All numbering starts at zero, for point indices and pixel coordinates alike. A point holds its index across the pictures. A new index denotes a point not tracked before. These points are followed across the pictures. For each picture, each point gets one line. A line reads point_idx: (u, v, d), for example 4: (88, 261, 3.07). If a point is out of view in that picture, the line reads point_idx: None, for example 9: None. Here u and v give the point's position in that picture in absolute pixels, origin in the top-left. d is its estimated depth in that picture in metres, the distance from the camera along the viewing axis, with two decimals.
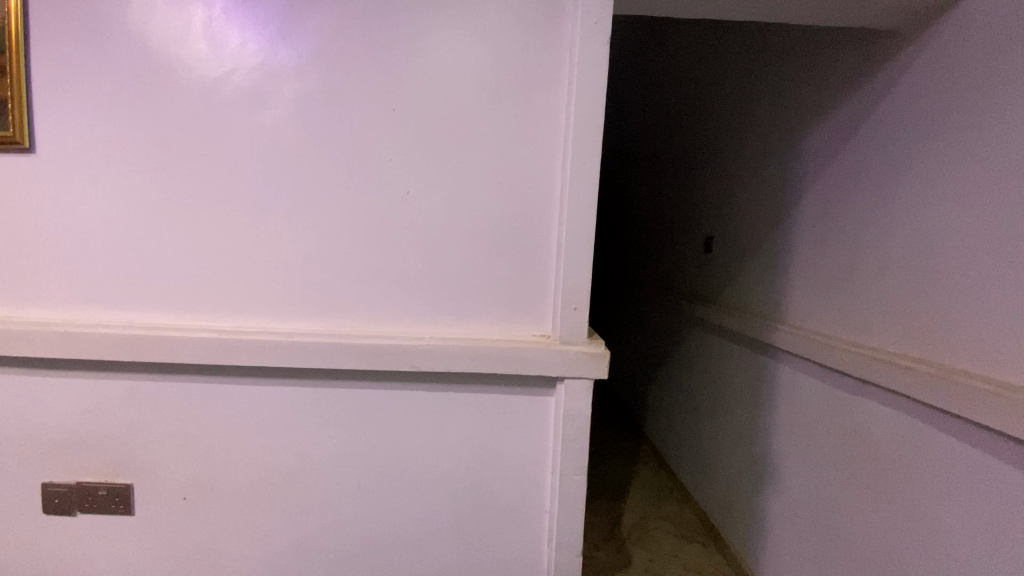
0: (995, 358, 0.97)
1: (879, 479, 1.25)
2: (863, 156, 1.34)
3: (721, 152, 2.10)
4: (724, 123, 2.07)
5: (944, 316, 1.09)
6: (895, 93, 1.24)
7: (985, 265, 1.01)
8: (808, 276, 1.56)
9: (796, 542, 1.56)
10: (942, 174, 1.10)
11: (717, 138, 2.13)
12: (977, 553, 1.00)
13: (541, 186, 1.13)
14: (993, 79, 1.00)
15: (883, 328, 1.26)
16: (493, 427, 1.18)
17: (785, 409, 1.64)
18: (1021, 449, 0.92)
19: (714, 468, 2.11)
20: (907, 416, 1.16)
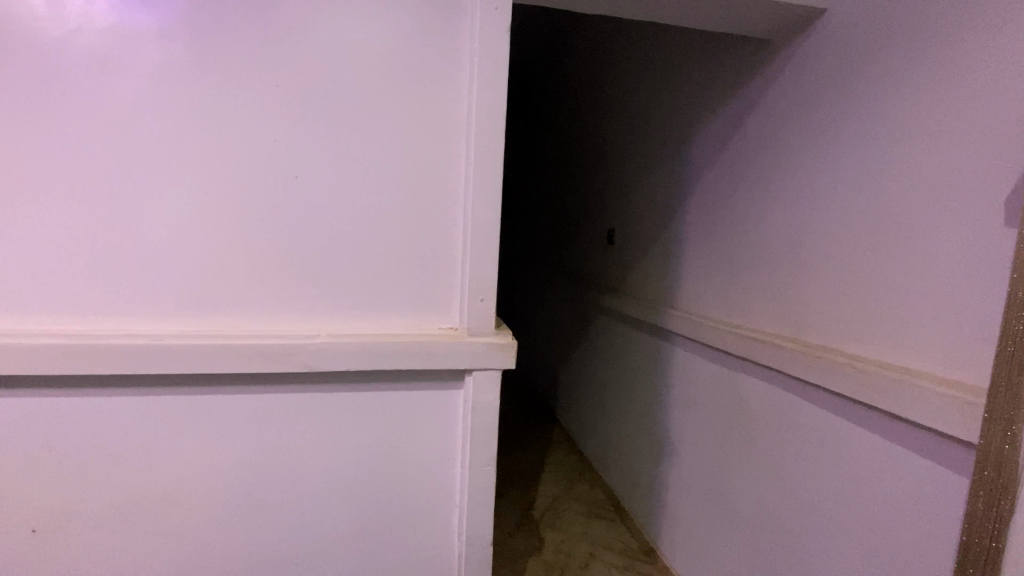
0: (854, 336, 1.10)
1: (762, 448, 1.37)
2: (744, 153, 1.46)
3: (619, 148, 2.20)
4: (620, 120, 2.17)
5: (814, 300, 1.21)
6: (771, 96, 1.36)
7: (841, 250, 1.14)
8: (699, 265, 1.68)
9: (692, 510, 1.69)
10: (809, 169, 1.23)
11: (615, 134, 2.23)
12: (837, 506, 1.13)
13: (445, 174, 1.10)
14: (854, 85, 1.11)
15: (764, 312, 1.38)
16: (399, 425, 1.14)
17: (682, 388, 1.75)
18: (872, 414, 1.05)
19: (619, 446, 2.23)
20: (779, 389, 1.30)
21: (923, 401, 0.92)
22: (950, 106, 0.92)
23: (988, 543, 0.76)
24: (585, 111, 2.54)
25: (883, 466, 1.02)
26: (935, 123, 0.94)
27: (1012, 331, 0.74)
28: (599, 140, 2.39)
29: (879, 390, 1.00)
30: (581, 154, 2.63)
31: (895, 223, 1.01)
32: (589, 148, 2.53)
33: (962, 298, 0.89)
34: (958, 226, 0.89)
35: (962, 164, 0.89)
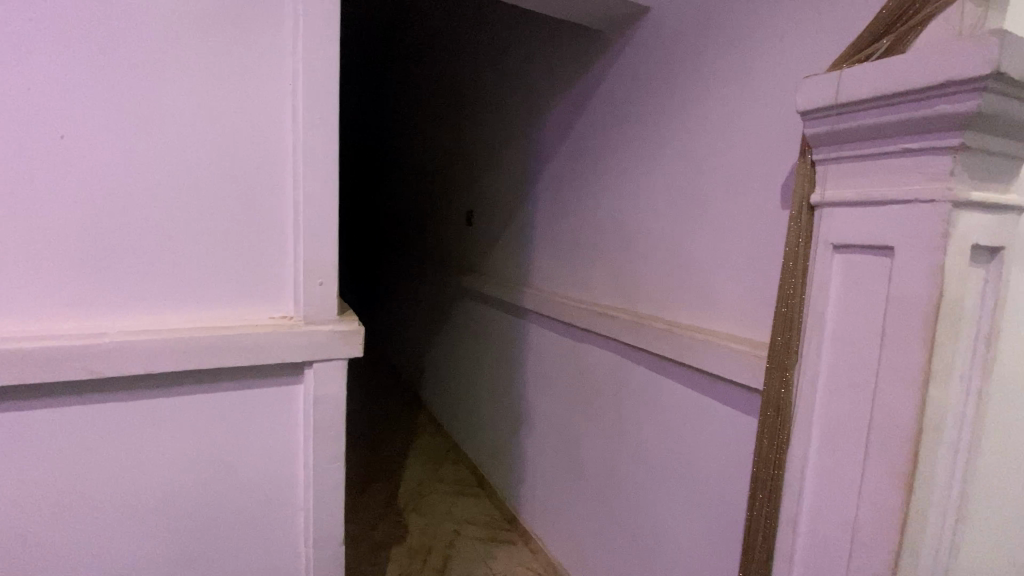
0: (673, 305, 1.23)
1: (601, 409, 1.49)
2: (585, 137, 1.54)
3: (472, 127, 2.19)
4: (472, 99, 2.16)
5: (642, 273, 1.33)
6: (607, 83, 1.44)
7: (663, 227, 1.25)
8: (548, 243, 1.75)
9: (547, 475, 1.79)
10: (639, 154, 1.33)
11: (467, 114, 2.21)
12: (663, 455, 1.27)
13: (269, 143, 0.97)
14: (670, 79, 1.23)
15: (602, 286, 1.48)
16: (225, 428, 1.01)
17: (535, 361, 1.84)
18: (687, 372, 1.19)
19: (481, 422, 2.28)
20: (617, 355, 1.41)
21: (726, 359, 1.06)
22: (744, 101, 1.05)
23: (774, 470, 0.91)
24: (437, 88, 2.47)
25: (697, 417, 1.17)
26: (735, 115, 1.07)
27: (789, 295, 0.89)
28: (452, 119, 2.35)
29: (695, 352, 1.13)
30: (434, 132, 2.56)
31: (705, 203, 1.14)
32: (442, 126, 2.47)
33: (754, 267, 1.03)
34: (751, 206, 1.04)
35: (753, 153, 1.03)
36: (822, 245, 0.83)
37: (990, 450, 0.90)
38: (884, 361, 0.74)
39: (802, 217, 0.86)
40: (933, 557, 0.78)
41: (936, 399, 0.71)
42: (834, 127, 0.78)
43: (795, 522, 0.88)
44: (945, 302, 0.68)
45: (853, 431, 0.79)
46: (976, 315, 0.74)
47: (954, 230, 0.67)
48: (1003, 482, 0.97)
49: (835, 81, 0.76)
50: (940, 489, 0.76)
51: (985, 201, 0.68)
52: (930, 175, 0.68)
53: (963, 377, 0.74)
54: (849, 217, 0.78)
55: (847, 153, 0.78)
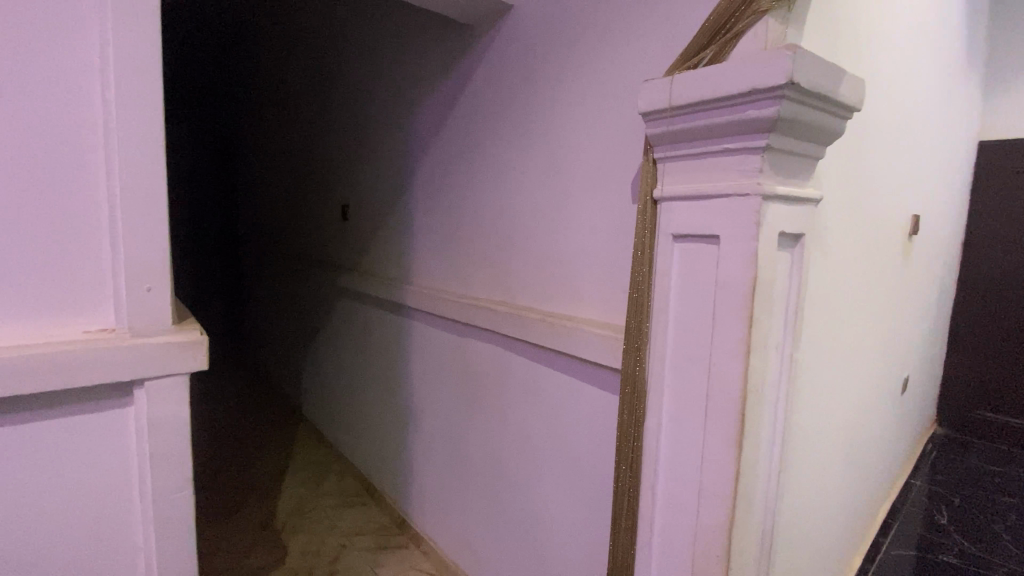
0: (544, 296, 1.27)
1: (481, 402, 1.50)
2: (457, 131, 1.53)
3: (348, 120, 2.09)
4: (347, 91, 2.06)
5: (515, 266, 1.35)
6: (475, 77, 1.44)
7: (533, 221, 1.28)
8: (425, 240, 1.72)
9: (432, 472, 1.77)
10: (507, 148, 1.34)
11: (342, 107, 2.11)
12: (541, 441, 1.30)
13: (70, 114, 0.77)
14: (534, 75, 1.25)
15: (478, 280, 1.48)
16: (25, 472, 0.80)
17: (414, 360, 1.82)
18: (561, 360, 1.22)
19: (365, 427, 2.20)
20: (497, 348, 1.42)
21: (592, 345, 1.10)
22: (600, 99, 1.10)
23: (633, 445, 0.98)
24: (308, 80, 2.33)
25: (571, 403, 1.21)
26: (590, 111, 1.12)
27: (639, 281, 0.95)
28: (326, 113, 2.23)
29: (564, 340, 1.17)
30: (306, 126, 2.40)
31: (569, 196, 1.18)
32: (315, 120, 2.33)
33: (613, 257, 1.09)
34: (609, 199, 1.09)
35: (608, 148, 1.09)
36: (665, 234, 0.89)
37: (802, 408, 1.05)
38: (716, 337, 0.82)
39: (647, 210, 0.92)
40: (760, 504, 0.90)
41: (757, 366, 0.80)
42: (669, 128, 0.83)
43: (654, 490, 0.95)
44: (758, 283, 0.77)
45: (696, 402, 0.87)
46: (785, 292, 0.85)
47: (764, 219, 0.76)
48: (814, 435, 1.15)
49: (666, 86, 0.81)
50: (763, 445, 0.87)
51: (787, 195, 0.78)
52: (745, 171, 0.77)
53: (777, 346, 0.86)
54: (684, 211, 0.85)
55: (681, 153, 0.85)
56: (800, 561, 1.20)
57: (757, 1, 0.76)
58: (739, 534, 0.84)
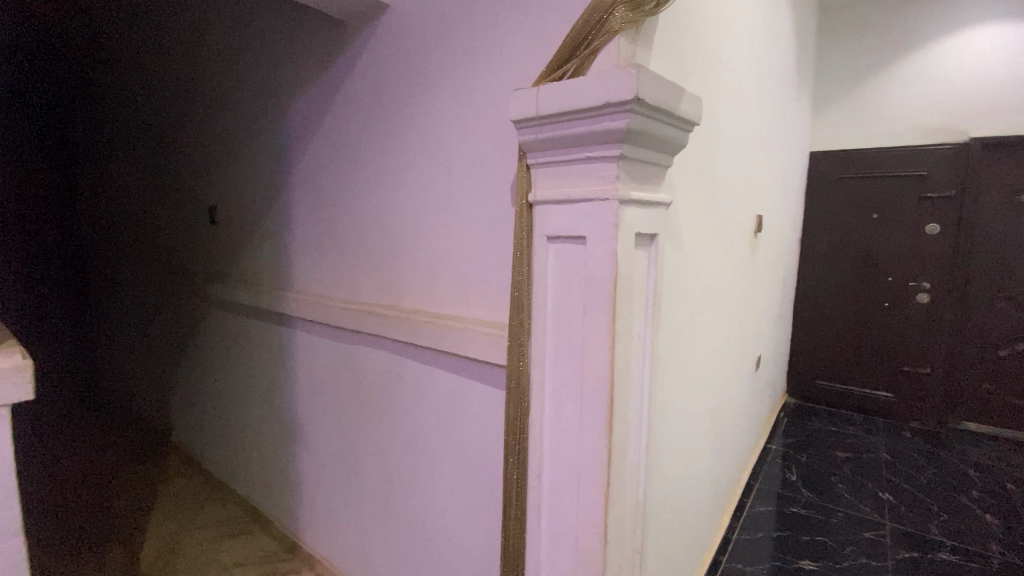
0: (431, 298, 1.26)
1: (372, 409, 1.46)
2: (336, 131, 1.47)
3: (216, 118, 1.93)
4: (214, 87, 1.90)
5: (400, 269, 1.33)
6: (352, 77, 1.40)
7: (417, 223, 1.27)
8: (305, 243, 1.64)
9: (322, 487, 1.69)
10: (389, 149, 1.32)
11: (211, 105, 1.95)
12: (434, 444, 1.28)
13: None
14: (413, 76, 1.24)
15: (364, 285, 1.44)
16: None
17: (295, 374, 1.74)
18: (450, 362, 1.22)
19: (244, 448, 2.05)
20: (387, 353, 1.39)
21: (478, 344, 1.12)
22: (477, 103, 1.11)
23: (518, 438, 1.02)
24: (169, 74, 2.12)
25: (460, 403, 1.21)
26: (467, 116, 1.14)
27: (519, 280, 0.98)
28: (189, 111, 2.04)
29: (452, 341, 1.17)
30: (168, 125, 2.18)
31: (450, 198, 1.19)
32: (178, 119, 2.12)
33: (493, 258, 1.11)
34: (488, 201, 1.11)
35: (485, 151, 1.11)
36: (540, 235, 0.94)
37: (663, 388, 1.17)
38: (587, 330, 0.88)
39: (523, 212, 0.96)
40: (631, 478, 0.98)
41: (621, 353, 0.88)
42: (537, 135, 0.87)
43: (539, 478, 1.00)
44: (619, 279, 0.84)
45: (574, 391, 0.92)
46: (643, 285, 0.95)
47: (621, 221, 0.83)
48: (675, 412, 1.29)
49: (533, 96, 0.85)
50: (630, 426, 0.95)
51: (640, 198, 0.87)
52: (604, 176, 0.83)
53: (638, 334, 0.95)
54: (556, 213, 0.91)
55: (549, 159, 0.89)
56: (671, 527, 1.34)
57: (610, 22, 0.81)
58: (614, 510, 0.91)
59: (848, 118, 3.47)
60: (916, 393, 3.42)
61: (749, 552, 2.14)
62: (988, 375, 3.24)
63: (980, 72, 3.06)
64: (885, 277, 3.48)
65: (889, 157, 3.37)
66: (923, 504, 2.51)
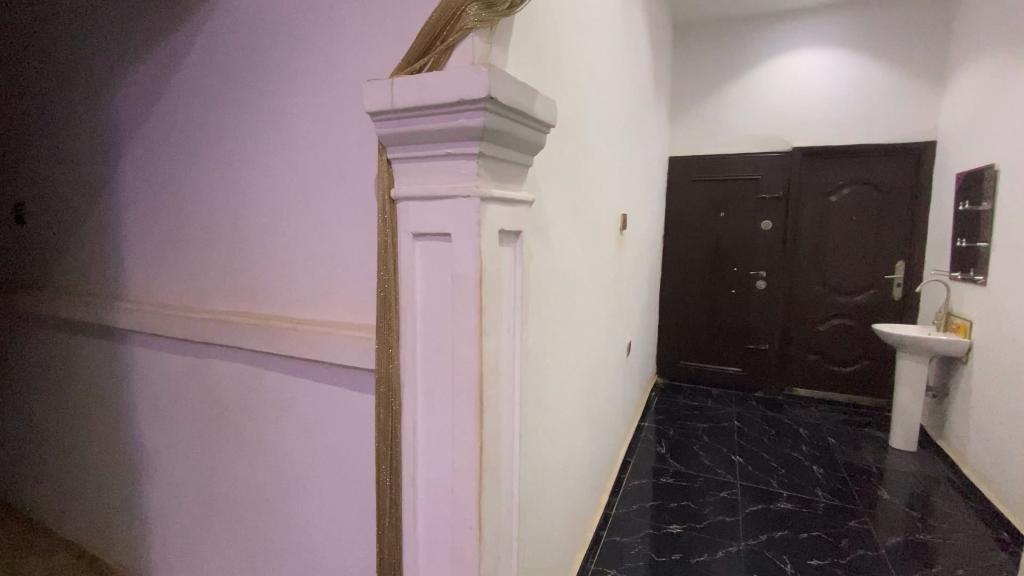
0: (291, 303, 1.17)
1: (229, 428, 1.32)
2: (173, 118, 1.30)
3: (24, 101, 1.62)
4: (20, 63, 1.59)
5: (255, 272, 1.22)
6: (190, 58, 1.24)
7: (271, 222, 1.17)
8: (140, 247, 1.44)
9: (174, 521, 1.50)
10: (237, 141, 1.19)
11: (16, 87, 1.64)
12: (301, 459, 1.20)
13: None
14: (259, 63, 1.13)
15: (214, 291, 1.30)
16: None
17: (133, 397, 1.52)
18: (315, 369, 1.14)
19: (75, 489, 1.75)
20: (244, 365, 1.26)
21: (344, 350, 1.06)
22: (332, 96, 1.05)
23: (389, 444, 0.98)
24: None
25: (327, 413, 1.14)
26: (323, 108, 1.06)
27: (385, 280, 0.94)
28: None
29: (316, 347, 1.10)
30: None
31: (308, 195, 1.10)
32: None
33: (357, 259, 1.06)
34: (349, 199, 1.05)
35: (344, 147, 1.05)
36: (403, 233, 0.91)
37: (531, 379, 1.21)
38: (455, 329, 0.87)
39: (385, 210, 0.93)
40: (504, 470, 1.00)
41: (489, 349, 0.89)
42: (395, 130, 0.85)
43: (413, 482, 0.97)
44: (484, 276, 0.85)
45: (443, 391, 0.91)
46: (509, 281, 0.96)
47: (484, 219, 0.83)
48: (546, 401, 1.35)
49: (388, 90, 0.82)
50: (502, 419, 0.97)
51: (501, 196, 0.88)
52: (464, 174, 0.83)
53: (506, 330, 0.96)
54: (417, 210, 0.88)
55: (409, 155, 0.87)
56: (547, 511, 1.40)
57: (463, 19, 0.81)
58: (488, 504, 0.92)
59: (699, 126, 3.92)
60: (758, 367, 3.96)
61: (626, 524, 2.31)
62: (811, 348, 3.85)
63: (799, 91, 3.60)
64: (732, 267, 3.97)
65: (732, 162, 3.85)
66: (767, 463, 2.90)
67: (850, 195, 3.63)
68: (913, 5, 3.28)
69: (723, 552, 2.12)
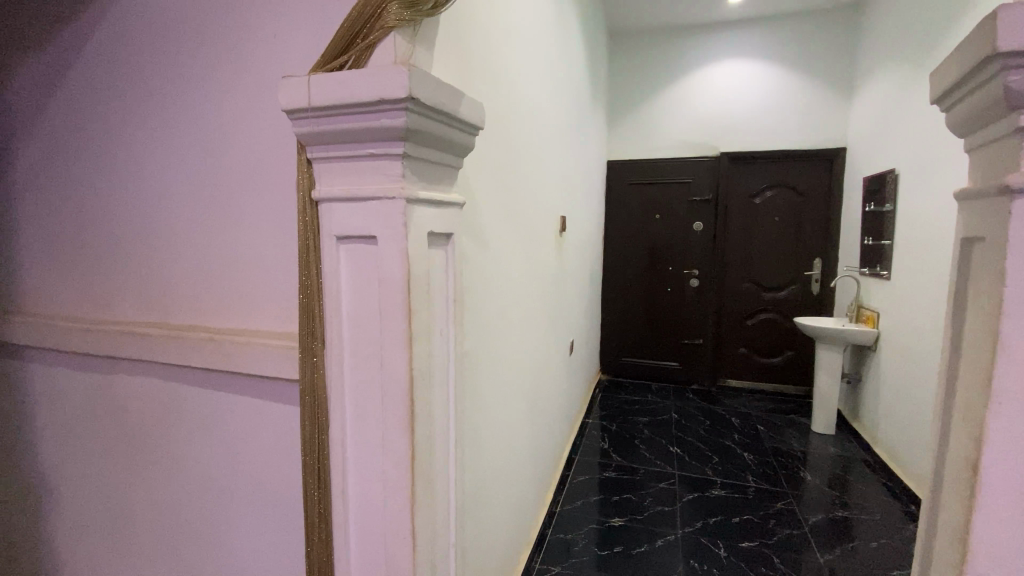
0: (207, 312, 1.09)
1: (141, 448, 1.22)
2: (70, 114, 1.19)
3: None
4: None
5: (167, 281, 1.13)
6: (89, 49, 1.14)
7: (183, 226, 1.09)
8: (34, 255, 1.30)
9: (81, 553, 1.37)
10: (145, 140, 1.11)
11: None
12: (223, 478, 1.12)
13: None
14: (166, 57, 1.06)
15: (121, 301, 1.20)
16: None
17: (30, 418, 1.38)
18: (236, 382, 1.08)
19: None
20: (157, 380, 1.17)
21: (266, 360, 1.00)
22: (247, 94, 1.00)
23: (317, 456, 0.94)
24: None
25: (249, 428, 1.08)
26: (238, 106, 1.01)
27: (308, 287, 0.91)
28: None
29: (235, 359, 1.04)
30: None
31: (224, 198, 1.04)
32: None
33: (279, 265, 1.01)
34: (268, 201, 1.00)
35: (262, 147, 1.00)
36: (326, 236, 0.87)
37: (468, 382, 1.20)
38: (383, 335, 0.85)
39: (307, 213, 0.89)
40: (439, 476, 0.98)
41: (420, 354, 0.87)
42: (314, 129, 0.81)
43: (344, 495, 0.94)
44: (412, 280, 0.82)
45: (372, 399, 0.88)
46: (440, 284, 0.95)
47: (411, 221, 0.81)
48: (485, 404, 1.34)
49: (305, 88, 0.79)
50: (435, 425, 0.95)
51: (429, 198, 0.86)
52: (389, 175, 0.81)
53: (438, 334, 0.94)
54: (340, 212, 0.85)
55: (331, 155, 0.84)
56: (489, 513, 1.40)
57: (385, 17, 0.79)
58: (422, 512, 0.90)
59: (635, 130, 4.06)
60: (694, 361, 4.15)
61: (571, 520, 2.35)
62: (741, 341, 4.08)
63: (725, 99, 3.81)
64: (668, 266, 4.14)
65: (667, 166, 4.02)
66: (703, 452, 3.04)
67: (773, 197, 3.87)
68: (824, 22, 3.55)
69: (662, 541, 2.19)
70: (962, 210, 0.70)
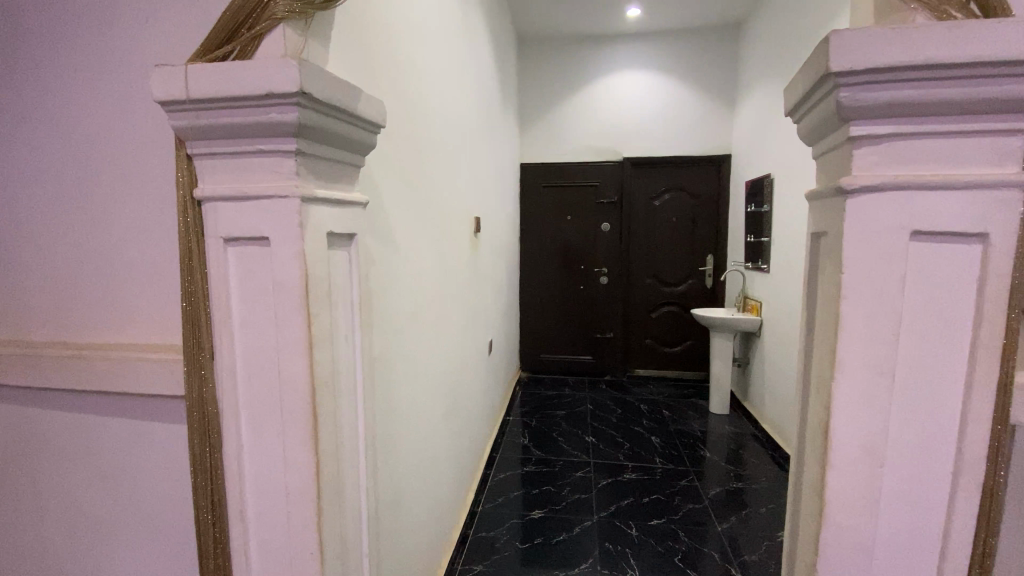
0: (72, 326, 0.97)
1: None
2: None
3: None
4: None
5: (20, 293, 0.99)
6: None
7: (40, 230, 0.96)
8: None
9: None
10: None
11: None
12: (100, 510, 1.00)
13: None
14: (12, 39, 0.93)
15: None
16: None
17: None
18: (112, 402, 0.97)
19: None
20: (13, 404, 1.02)
21: (147, 376, 0.91)
22: (114, 84, 0.90)
23: (210, 477, 0.87)
24: None
25: (129, 453, 0.97)
26: (104, 96, 0.91)
27: (194, 294, 0.84)
28: None
29: (109, 377, 0.93)
30: None
31: (90, 198, 0.93)
32: None
33: (158, 271, 0.92)
34: (145, 202, 0.91)
35: (134, 143, 0.90)
36: (212, 239, 0.81)
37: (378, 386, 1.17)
38: (280, 342, 0.80)
39: (190, 213, 0.82)
40: (348, 485, 0.95)
41: (322, 360, 0.83)
42: (194, 123, 0.75)
43: (242, 514, 0.87)
44: (310, 283, 0.79)
45: (271, 411, 0.83)
46: (343, 287, 0.91)
47: (307, 221, 0.78)
48: (398, 407, 1.31)
49: (184, 79, 0.73)
50: (341, 432, 0.92)
51: (328, 197, 0.83)
52: (281, 173, 0.76)
53: (341, 339, 0.91)
54: (228, 213, 0.79)
55: (216, 151, 0.78)
56: (405, 517, 1.37)
57: (272, 8, 0.75)
58: (330, 525, 0.86)
59: (544, 133, 4.18)
60: (606, 354, 4.36)
61: (492, 518, 2.37)
62: (647, 333, 4.35)
63: (626, 106, 4.05)
64: (580, 264, 4.31)
65: (575, 169, 4.19)
66: (615, 439, 3.20)
67: (671, 199, 4.16)
68: (709, 39, 3.89)
69: (579, 529, 2.28)
70: (811, 209, 0.80)
